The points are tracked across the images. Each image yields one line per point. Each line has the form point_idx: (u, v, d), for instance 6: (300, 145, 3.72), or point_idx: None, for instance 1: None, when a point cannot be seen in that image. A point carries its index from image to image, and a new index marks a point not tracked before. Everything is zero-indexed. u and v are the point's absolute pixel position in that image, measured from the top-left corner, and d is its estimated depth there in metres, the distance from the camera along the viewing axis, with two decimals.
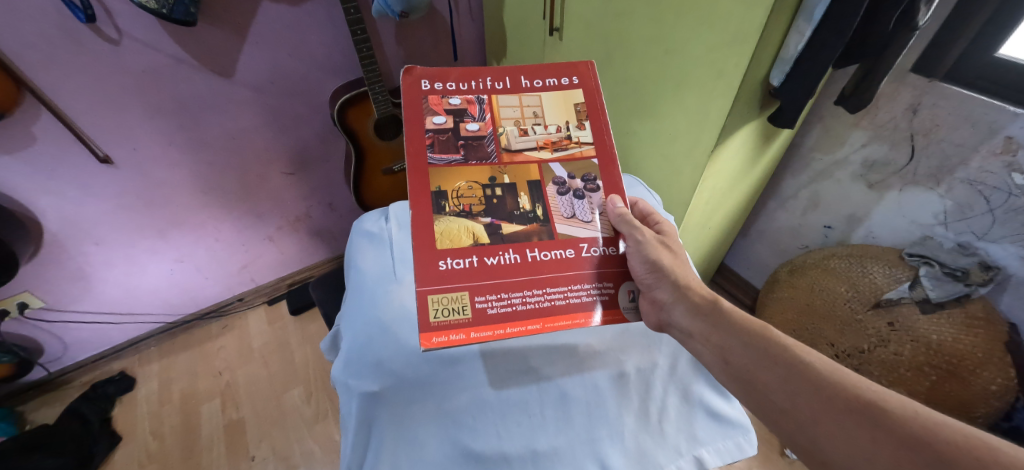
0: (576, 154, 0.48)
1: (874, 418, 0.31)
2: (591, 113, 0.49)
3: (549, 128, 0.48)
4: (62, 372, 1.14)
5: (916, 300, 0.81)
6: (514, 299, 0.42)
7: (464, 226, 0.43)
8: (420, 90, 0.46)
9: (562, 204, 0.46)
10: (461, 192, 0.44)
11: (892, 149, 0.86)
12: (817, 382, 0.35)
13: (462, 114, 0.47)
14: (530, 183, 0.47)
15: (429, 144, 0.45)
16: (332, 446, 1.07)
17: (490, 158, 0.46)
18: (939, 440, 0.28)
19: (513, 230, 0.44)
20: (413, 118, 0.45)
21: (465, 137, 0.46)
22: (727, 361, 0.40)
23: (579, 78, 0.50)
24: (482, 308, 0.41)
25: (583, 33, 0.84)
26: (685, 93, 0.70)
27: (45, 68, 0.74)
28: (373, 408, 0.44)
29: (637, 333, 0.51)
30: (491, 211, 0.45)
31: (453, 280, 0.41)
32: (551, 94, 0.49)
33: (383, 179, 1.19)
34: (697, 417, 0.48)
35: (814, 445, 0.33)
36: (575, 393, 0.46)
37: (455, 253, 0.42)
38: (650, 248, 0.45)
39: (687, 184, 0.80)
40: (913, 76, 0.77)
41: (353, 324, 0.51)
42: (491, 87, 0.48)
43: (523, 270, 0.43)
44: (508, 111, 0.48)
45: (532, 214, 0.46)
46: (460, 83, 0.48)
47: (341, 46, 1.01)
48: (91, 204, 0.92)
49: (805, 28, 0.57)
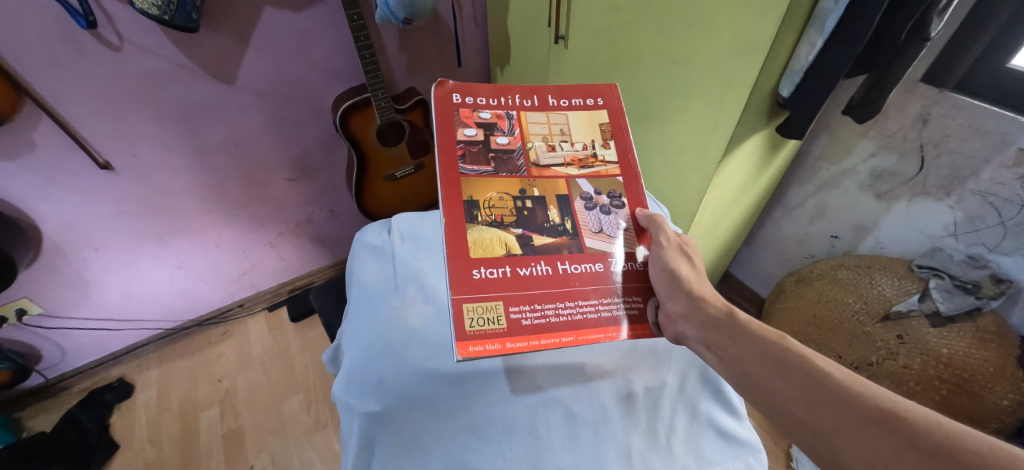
0: (601, 171, 0.48)
1: (897, 428, 0.27)
2: (616, 133, 0.49)
3: (575, 145, 0.48)
4: (61, 378, 1.13)
5: (926, 313, 0.80)
6: (547, 310, 0.40)
7: (496, 235, 0.42)
8: (452, 103, 0.46)
9: (590, 219, 0.46)
10: (492, 203, 0.43)
11: (901, 159, 0.85)
12: (834, 389, 0.31)
13: (492, 128, 0.47)
14: (558, 197, 0.46)
15: (460, 155, 0.45)
16: (331, 455, 1.05)
17: (521, 171, 0.46)
18: (962, 450, 0.25)
19: (544, 242, 0.43)
20: (444, 128, 0.45)
21: (495, 150, 0.46)
22: (744, 372, 0.36)
23: (603, 99, 0.51)
24: (517, 318, 0.39)
25: (589, 42, 0.83)
26: (694, 103, 0.69)
27: (46, 74, 0.73)
28: (375, 427, 0.42)
29: (645, 351, 0.50)
30: (522, 223, 0.44)
31: (486, 289, 0.39)
32: (577, 113, 0.50)
33: (384, 186, 1.18)
34: (705, 436, 0.46)
35: (834, 456, 0.29)
36: (582, 412, 0.45)
37: (489, 262, 0.40)
38: (669, 255, 0.44)
39: (694, 194, 0.79)
40: (923, 86, 0.77)
41: (356, 341, 0.50)
42: (520, 103, 0.49)
43: (552, 281, 0.42)
44: (536, 127, 0.48)
45: (562, 227, 0.45)
46: (489, 98, 0.48)
47: (344, 52, 1.00)
48: (91, 210, 0.91)
49: (816, 39, 0.56)
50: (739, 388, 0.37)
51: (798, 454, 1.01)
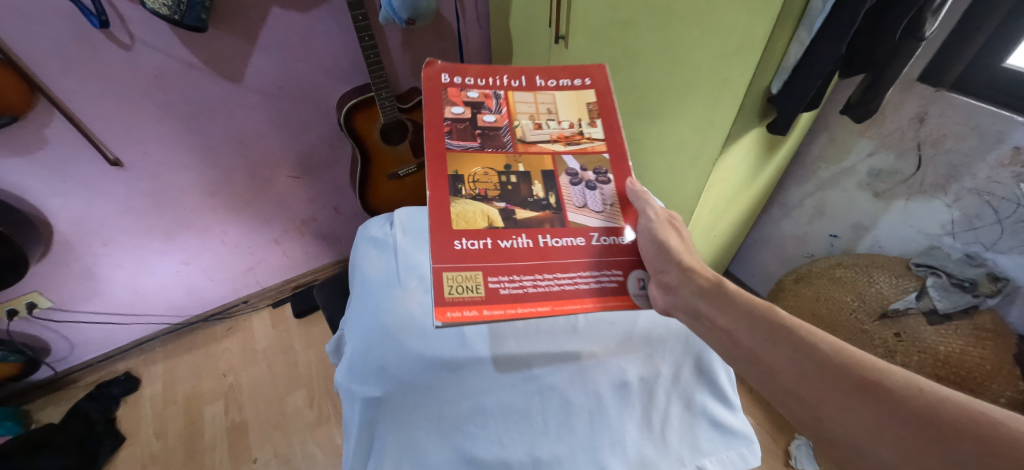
0: (588, 148, 0.49)
1: (878, 395, 0.28)
2: (603, 112, 0.50)
3: (562, 123, 0.50)
4: (68, 371, 1.15)
5: (923, 311, 0.81)
6: (525, 281, 0.41)
7: (479, 209, 0.43)
8: (441, 82, 0.48)
9: (574, 193, 0.46)
10: (475, 177, 0.45)
11: (899, 158, 0.85)
12: (821, 359, 0.32)
13: (479, 107, 0.48)
14: (545, 172, 0.47)
15: (447, 132, 0.46)
16: (333, 449, 1.07)
17: (506, 147, 0.48)
18: (942, 415, 0.26)
19: (527, 215, 0.44)
20: (433, 106, 0.47)
21: (482, 127, 0.48)
22: (734, 343, 0.37)
23: (591, 79, 0.52)
24: (495, 288, 0.40)
25: (589, 42, 0.84)
26: (690, 101, 0.71)
27: (58, 72, 0.75)
28: (376, 412, 0.43)
29: (639, 342, 0.51)
30: (506, 196, 0.45)
31: (468, 260, 0.41)
32: (564, 93, 0.51)
33: (388, 184, 1.20)
34: (699, 426, 0.46)
35: (819, 421, 0.30)
36: (578, 401, 0.45)
37: (471, 232, 0.42)
38: (659, 228, 0.44)
39: (692, 191, 0.80)
40: (919, 85, 0.78)
41: (358, 331, 0.51)
42: (507, 83, 0.50)
43: (531, 254, 0.42)
44: (523, 106, 0.50)
45: (545, 201, 0.46)
46: (478, 78, 0.50)
47: (349, 52, 1.02)
48: (101, 205, 0.93)
49: (805, 38, 0.57)
50: (730, 359, 0.38)
51: (797, 452, 1.03)
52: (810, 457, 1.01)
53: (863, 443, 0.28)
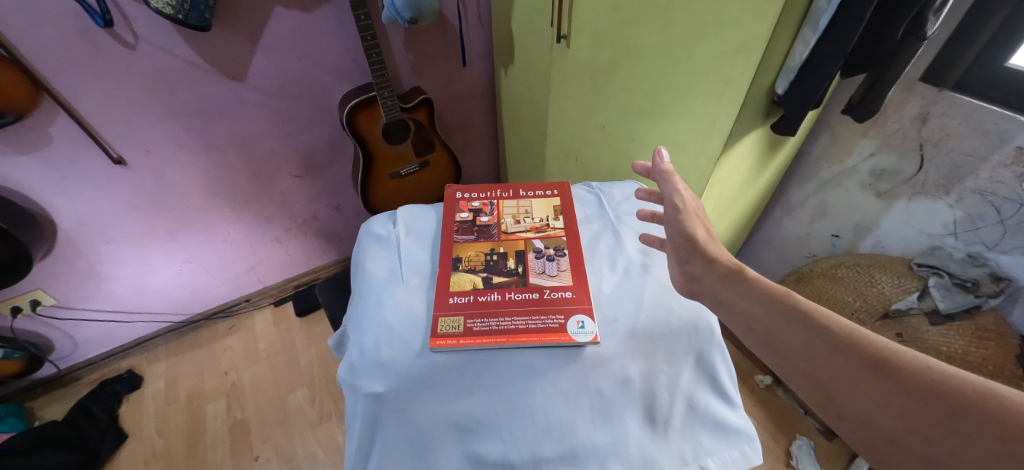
0: (553, 234, 0.57)
1: (888, 371, 0.29)
2: (566, 212, 0.61)
3: (535, 219, 0.60)
4: (72, 369, 1.16)
5: (925, 311, 0.81)
6: (503, 323, 0.47)
7: (467, 278, 0.52)
8: (455, 198, 0.64)
9: (538, 265, 0.54)
10: (470, 257, 0.55)
11: (901, 158, 0.85)
12: (833, 339, 0.32)
13: (478, 212, 0.61)
14: (517, 252, 0.55)
15: (456, 229, 0.59)
16: (334, 447, 1.07)
17: (493, 236, 0.57)
18: (949, 389, 0.26)
19: (500, 280, 0.52)
20: (447, 213, 0.62)
21: (478, 225, 0.59)
22: (750, 328, 0.37)
23: (559, 190, 0.65)
24: (471, 326, 0.47)
25: (590, 41, 0.82)
26: (692, 100, 0.70)
27: (64, 71, 0.76)
28: (378, 409, 0.41)
29: (643, 337, 0.47)
30: (488, 268, 0.54)
31: (456, 309, 0.48)
32: (538, 200, 0.63)
33: (390, 183, 1.21)
34: (701, 425, 0.45)
35: (830, 399, 0.31)
36: (581, 399, 0.43)
37: (460, 293, 0.51)
38: (686, 215, 0.47)
39: (694, 190, 0.80)
40: (921, 85, 0.78)
41: (357, 327, 0.49)
42: (499, 194, 0.64)
43: (515, 301, 0.50)
44: (509, 208, 0.62)
45: (514, 270, 0.53)
46: (481, 193, 0.65)
47: (352, 51, 1.02)
48: (105, 203, 0.94)
49: (810, 37, 0.59)
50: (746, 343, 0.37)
51: (798, 452, 1.03)
52: (811, 457, 1.02)
53: (871, 417, 0.28)
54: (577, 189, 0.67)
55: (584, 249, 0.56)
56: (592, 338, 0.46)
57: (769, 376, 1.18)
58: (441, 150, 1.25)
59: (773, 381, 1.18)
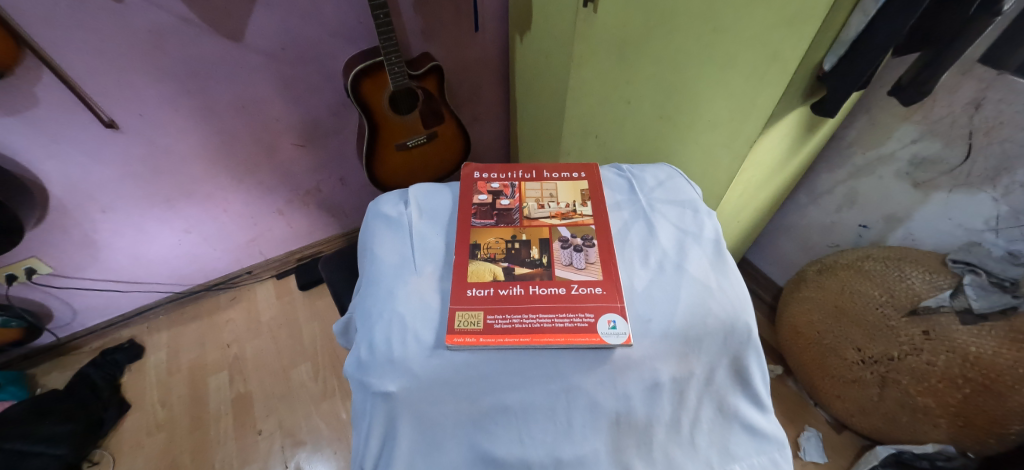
0: (579, 221, 0.53)
1: None
2: (594, 196, 0.56)
3: (560, 204, 0.55)
4: (72, 337, 1.15)
5: (957, 309, 0.76)
6: (527, 321, 0.43)
7: (488, 268, 0.48)
8: (472, 178, 0.59)
9: (564, 255, 0.49)
10: (489, 245, 0.50)
11: (946, 147, 0.79)
12: None
13: (499, 194, 0.57)
14: (541, 240, 0.51)
15: (473, 213, 0.54)
16: (337, 422, 1.07)
17: (515, 222, 0.53)
18: None
19: (523, 271, 0.48)
20: (464, 195, 0.57)
21: (499, 209, 0.55)
22: None
23: (586, 173, 0.60)
24: (490, 323, 0.42)
25: (620, 4, 0.75)
26: (731, 77, 0.64)
27: (44, 23, 0.69)
28: (389, 409, 0.38)
29: (677, 338, 0.42)
30: (510, 258, 0.49)
31: (474, 303, 0.44)
32: (563, 183, 0.59)
33: (396, 156, 1.15)
34: (730, 429, 0.41)
35: None
36: (607, 404, 0.39)
37: (479, 285, 0.46)
38: None
39: (724, 177, 0.75)
40: (980, 67, 0.69)
41: (366, 319, 0.45)
42: (521, 176, 0.60)
43: (539, 296, 0.45)
44: (531, 191, 0.57)
45: (538, 260, 0.49)
46: (501, 174, 0.60)
47: (356, 11, 0.94)
48: (98, 170, 0.90)
49: (870, 8, 0.50)
50: None
51: (806, 443, 1.04)
52: (818, 449, 1.04)
53: None
54: (606, 172, 0.62)
55: (614, 239, 0.52)
56: (624, 340, 0.40)
57: (779, 366, 1.18)
58: (449, 122, 1.19)
59: (783, 371, 1.18)
